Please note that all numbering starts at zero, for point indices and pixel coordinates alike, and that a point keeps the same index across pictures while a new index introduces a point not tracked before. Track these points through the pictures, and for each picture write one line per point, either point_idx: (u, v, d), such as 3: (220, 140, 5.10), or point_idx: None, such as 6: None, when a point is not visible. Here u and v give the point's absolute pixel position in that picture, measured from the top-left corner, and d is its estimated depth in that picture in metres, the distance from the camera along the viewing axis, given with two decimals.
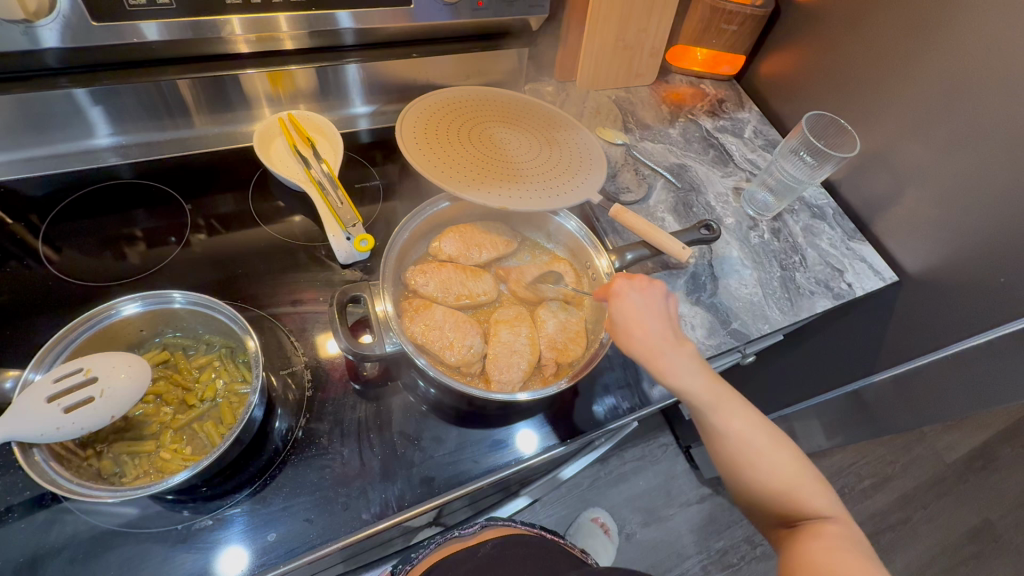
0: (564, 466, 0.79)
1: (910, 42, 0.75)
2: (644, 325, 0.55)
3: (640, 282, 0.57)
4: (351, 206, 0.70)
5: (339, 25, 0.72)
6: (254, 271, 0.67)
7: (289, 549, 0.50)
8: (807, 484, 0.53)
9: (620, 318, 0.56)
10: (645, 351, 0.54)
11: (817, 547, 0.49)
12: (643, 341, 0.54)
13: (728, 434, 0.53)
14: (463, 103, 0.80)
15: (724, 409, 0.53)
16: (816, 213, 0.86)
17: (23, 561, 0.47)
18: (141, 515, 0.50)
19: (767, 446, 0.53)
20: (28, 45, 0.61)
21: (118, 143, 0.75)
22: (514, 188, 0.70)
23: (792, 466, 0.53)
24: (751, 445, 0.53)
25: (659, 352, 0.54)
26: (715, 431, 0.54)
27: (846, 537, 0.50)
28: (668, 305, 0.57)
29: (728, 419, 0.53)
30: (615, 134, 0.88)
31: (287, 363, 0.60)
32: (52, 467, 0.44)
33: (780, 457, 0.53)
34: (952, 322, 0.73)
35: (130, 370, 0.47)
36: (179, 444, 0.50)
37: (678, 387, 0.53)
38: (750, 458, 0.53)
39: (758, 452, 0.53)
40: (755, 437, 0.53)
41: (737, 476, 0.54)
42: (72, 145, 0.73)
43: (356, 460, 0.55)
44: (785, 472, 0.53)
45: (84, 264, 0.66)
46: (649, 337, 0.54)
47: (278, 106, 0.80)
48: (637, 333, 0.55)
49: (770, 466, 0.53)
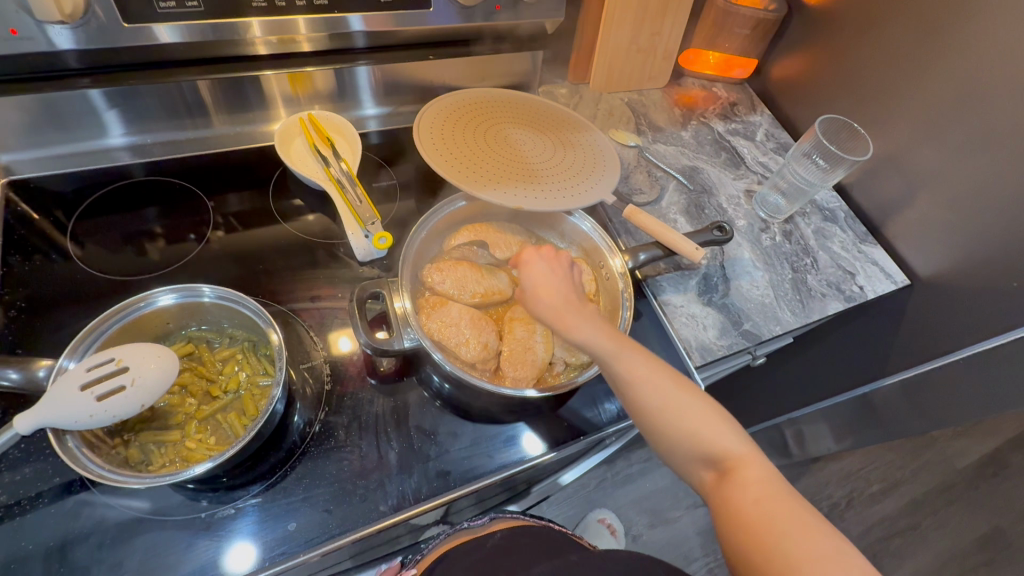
0: (564, 471, 0.79)
1: (924, 46, 0.75)
2: (548, 288, 0.54)
3: (548, 252, 0.57)
4: (369, 204, 0.71)
5: (351, 28, 0.73)
6: (273, 267, 0.69)
7: (308, 539, 0.51)
8: (715, 425, 0.51)
9: (530, 282, 0.55)
10: (554, 313, 0.54)
11: (741, 494, 0.48)
12: (549, 302, 0.54)
13: (634, 384, 0.51)
14: (480, 103, 0.81)
15: (626, 359, 0.51)
16: (827, 216, 0.87)
17: (52, 545, 0.48)
18: (166, 503, 0.51)
19: (674, 394, 0.51)
20: (45, 47, 0.62)
21: (131, 143, 0.77)
22: (530, 189, 0.71)
23: (704, 413, 0.51)
24: (659, 393, 0.51)
25: (566, 313, 0.53)
26: (621, 381, 0.51)
27: (763, 476, 0.48)
28: (574, 273, 0.57)
29: (634, 368, 0.52)
30: (627, 136, 0.89)
31: (307, 358, 0.61)
32: (84, 453, 0.46)
33: (691, 403, 0.51)
34: (964, 326, 0.74)
35: (158, 360, 0.48)
36: (204, 434, 0.51)
37: (583, 342, 0.52)
38: (661, 407, 0.51)
39: (667, 401, 0.51)
40: (659, 385, 0.51)
41: (647, 425, 0.52)
42: (87, 144, 0.74)
43: (373, 453, 0.56)
44: (696, 418, 0.51)
45: (108, 259, 0.68)
46: (555, 299, 0.54)
47: (296, 106, 0.82)
48: (543, 295, 0.54)
49: (682, 413, 0.51)
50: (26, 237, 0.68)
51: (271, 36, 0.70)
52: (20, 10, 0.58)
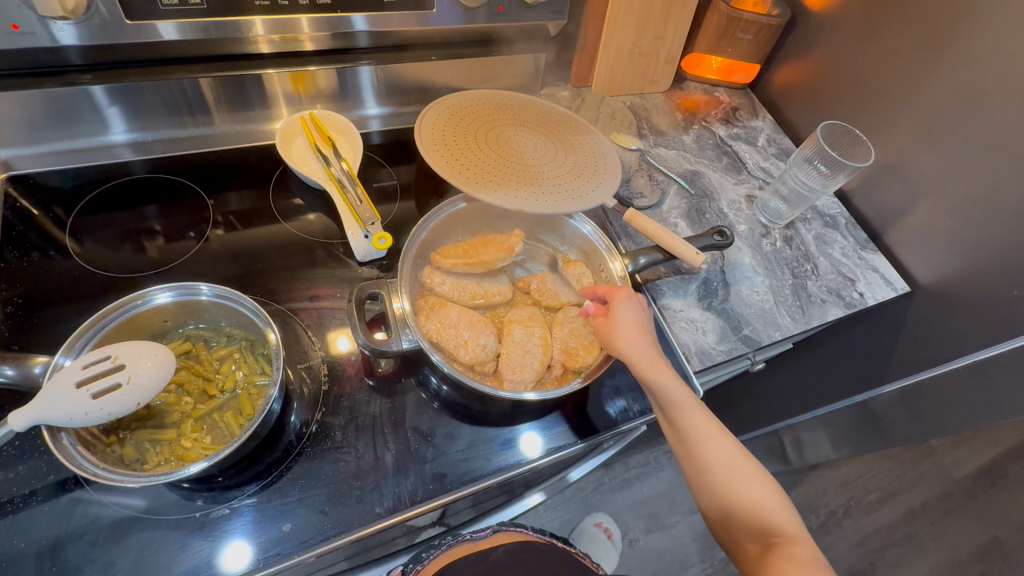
0: (572, 470, 0.79)
1: (926, 54, 0.75)
2: (641, 332, 0.59)
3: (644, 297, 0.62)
4: (369, 204, 0.71)
5: (355, 28, 0.73)
6: (272, 266, 0.69)
7: (304, 540, 0.51)
8: (771, 497, 0.53)
9: (620, 320, 0.59)
10: (641, 356, 0.57)
11: (788, 565, 0.47)
12: (638, 343, 0.58)
13: (702, 437, 0.55)
14: (483, 105, 0.81)
15: (695, 410, 0.55)
16: (828, 221, 0.86)
17: (46, 544, 0.48)
18: (161, 502, 0.51)
19: (737, 457, 0.54)
20: (47, 42, 0.62)
21: (133, 139, 0.77)
22: (532, 191, 0.71)
23: (763, 484, 0.53)
24: (724, 452, 0.54)
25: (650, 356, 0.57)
26: (688, 431, 0.55)
27: (814, 556, 0.48)
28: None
29: (700, 422, 0.55)
30: (629, 140, 0.89)
31: (304, 358, 0.61)
32: (78, 451, 0.45)
33: (750, 470, 0.54)
34: (964, 334, 0.73)
35: (155, 359, 0.48)
36: (200, 433, 0.51)
37: (660, 385, 0.56)
38: (723, 466, 0.54)
39: (731, 461, 0.54)
40: (723, 445, 0.55)
41: (704, 481, 0.55)
42: (87, 141, 0.74)
43: (370, 454, 0.56)
44: (753, 486, 0.53)
45: (105, 256, 0.68)
46: (642, 343, 0.58)
47: (298, 105, 0.82)
48: (632, 336, 0.58)
49: (742, 476, 0.53)
50: (25, 232, 0.68)
51: (273, 35, 0.70)
52: (23, 6, 0.58)
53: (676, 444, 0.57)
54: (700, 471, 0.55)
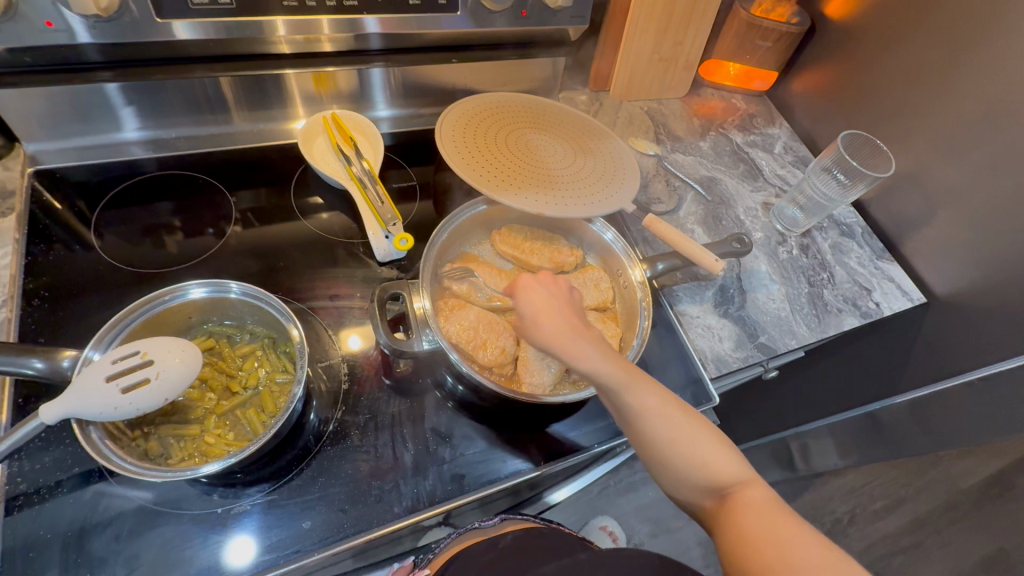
0: (551, 492, 0.80)
1: (948, 64, 0.75)
2: (552, 314, 0.52)
3: (546, 275, 0.55)
4: (390, 205, 0.71)
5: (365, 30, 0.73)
6: (292, 265, 0.69)
7: (323, 538, 0.51)
8: (715, 449, 0.49)
9: (525, 309, 0.52)
10: (563, 339, 0.50)
11: (744, 514, 0.45)
12: (554, 328, 0.51)
13: (647, 414, 0.49)
14: (500, 108, 0.81)
15: (638, 389, 0.49)
16: (845, 231, 0.86)
17: (70, 535, 0.48)
18: (183, 497, 0.51)
19: (681, 422, 0.50)
20: (65, 41, 0.63)
21: (145, 137, 0.77)
22: (550, 194, 0.72)
23: (711, 442, 0.50)
24: (669, 422, 0.49)
25: (568, 339, 0.50)
26: (632, 413, 0.50)
27: (766, 497, 0.46)
28: (572, 294, 0.55)
29: (643, 398, 0.49)
30: (647, 145, 0.89)
31: (325, 356, 0.62)
32: (106, 445, 0.46)
33: (694, 430, 0.50)
34: (981, 347, 0.73)
35: (182, 355, 0.48)
36: (223, 429, 0.51)
37: (591, 372, 0.49)
38: (665, 436, 0.49)
39: (675, 426, 0.49)
40: (668, 415, 0.49)
41: (654, 455, 0.50)
42: (101, 137, 0.75)
43: (390, 453, 0.56)
44: (702, 447, 0.49)
45: (126, 250, 0.69)
46: (558, 324, 0.51)
47: (319, 104, 0.82)
48: (545, 322, 0.51)
49: (689, 441, 0.49)
50: (49, 225, 0.69)
51: (293, 35, 0.70)
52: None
53: (621, 424, 0.52)
54: (646, 445, 0.50)
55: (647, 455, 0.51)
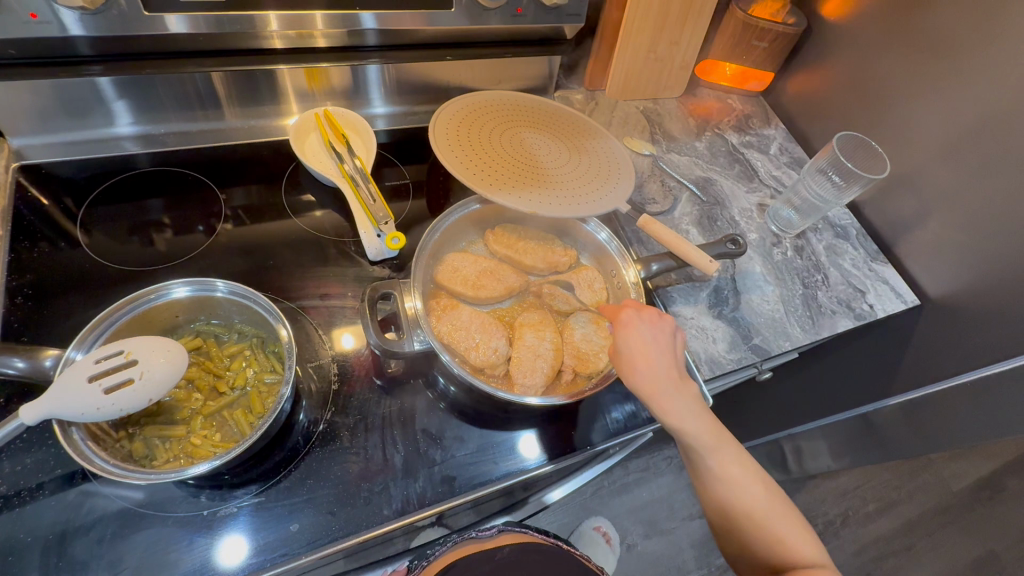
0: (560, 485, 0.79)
1: (943, 66, 0.75)
2: (649, 359, 0.52)
3: (651, 314, 0.54)
4: (383, 203, 0.70)
5: (363, 25, 0.72)
6: (283, 263, 0.68)
7: (311, 541, 0.51)
8: (792, 529, 0.52)
9: (623, 349, 0.53)
10: (655, 388, 0.51)
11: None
12: (648, 375, 0.51)
13: (728, 481, 0.52)
14: (494, 108, 0.80)
15: (722, 455, 0.51)
16: (839, 232, 0.86)
17: (52, 538, 0.47)
18: (168, 499, 0.50)
19: (760, 493, 0.52)
20: (57, 32, 0.61)
21: (138, 132, 0.76)
22: (544, 194, 0.71)
23: (787, 517, 0.52)
24: (750, 495, 0.52)
25: (662, 391, 0.51)
26: (712, 475, 0.52)
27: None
28: (675, 340, 0.54)
29: (724, 464, 0.52)
30: (642, 145, 0.88)
31: (315, 356, 0.61)
32: (88, 446, 0.45)
33: (773, 504, 0.52)
34: (974, 349, 0.73)
35: (168, 355, 0.47)
36: (209, 430, 0.51)
37: (681, 429, 0.51)
38: (749, 504, 0.52)
39: (754, 494, 0.52)
40: (751, 489, 0.52)
41: (730, 523, 0.53)
42: (89, 132, 0.73)
43: (379, 455, 0.56)
44: (781, 522, 0.52)
45: (113, 247, 0.67)
46: (652, 372, 0.51)
47: (312, 101, 0.81)
48: (641, 367, 0.52)
49: (767, 513, 0.52)
50: (34, 223, 0.68)
51: (286, 30, 0.69)
52: None
53: (695, 480, 0.55)
54: (723, 511, 0.53)
55: (720, 520, 0.54)
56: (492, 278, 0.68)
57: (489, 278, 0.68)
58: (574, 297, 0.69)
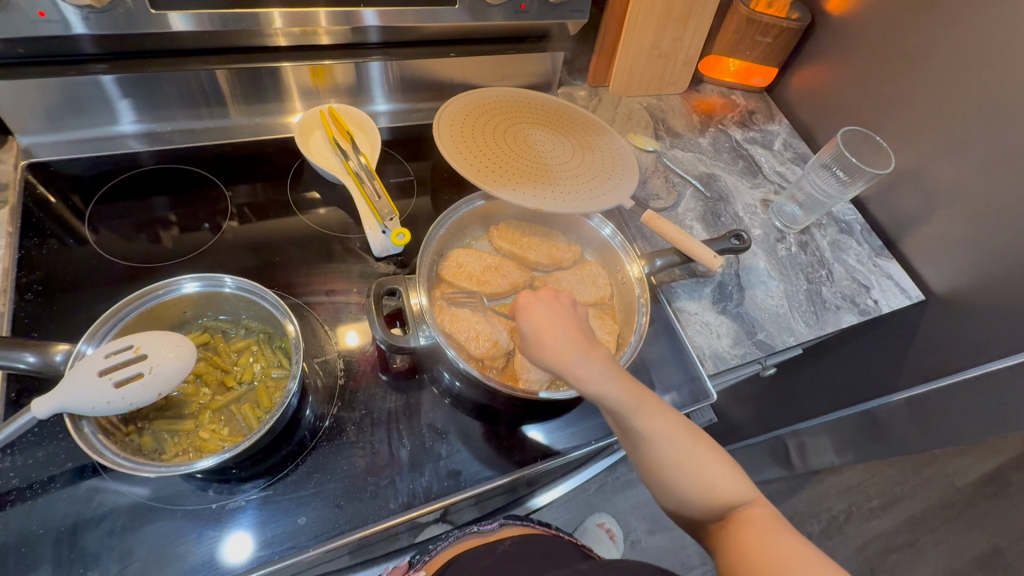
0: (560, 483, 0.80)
1: (948, 60, 0.74)
2: (555, 332, 0.49)
3: (546, 292, 0.52)
4: (387, 199, 0.71)
5: (365, 23, 0.73)
6: (288, 260, 0.68)
7: (318, 534, 0.51)
8: (724, 474, 0.49)
9: (526, 330, 0.50)
10: (568, 359, 0.48)
11: (748, 533, 0.45)
12: (557, 347, 0.48)
13: (657, 440, 0.48)
14: (498, 103, 0.81)
15: (645, 413, 0.48)
16: (844, 228, 0.86)
17: (63, 531, 0.48)
18: (177, 493, 0.51)
19: (689, 446, 0.49)
20: (62, 32, 0.62)
21: (141, 130, 0.76)
22: (547, 189, 0.71)
23: (719, 464, 0.49)
24: (678, 448, 0.49)
25: (573, 357, 0.48)
26: (642, 438, 0.49)
27: (770, 519, 0.47)
28: (578, 312, 0.52)
29: (651, 423, 0.49)
30: (646, 141, 0.88)
31: (321, 352, 0.61)
32: (98, 440, 0.45)
33: (704, 456, 0.49)
34: (980, 344, 0.73)
35: (176, 349, 0.48)
36: (218, 424, 0.51)
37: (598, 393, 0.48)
38: (677, 459, 0.48)
39: (682, 446, 0.49)
40: (679, 443, 0.49)
41: (663, 483, 0.49)
42: (94, 131, 0.74)
43: (386, 449, 0.56)
44: (711, 471, 0.49)
45: (121, 245, 0.68)
46: (561, 343, 0.48)
47: (316, 99, 0.82)
48: (549, 342, 0.49)
49: (696, 465, 0.49)
50: (42, 220, 0.68)
51: (290, 28, 0.70)
52: None
53: (628, 448, 0.51)
54: (655, 472, 0.49)
55: (654, 481, 0.50)
56: (497, 274, 0.68)
57: (493, 273, 0.68)
58: (580, 293, 0.70)
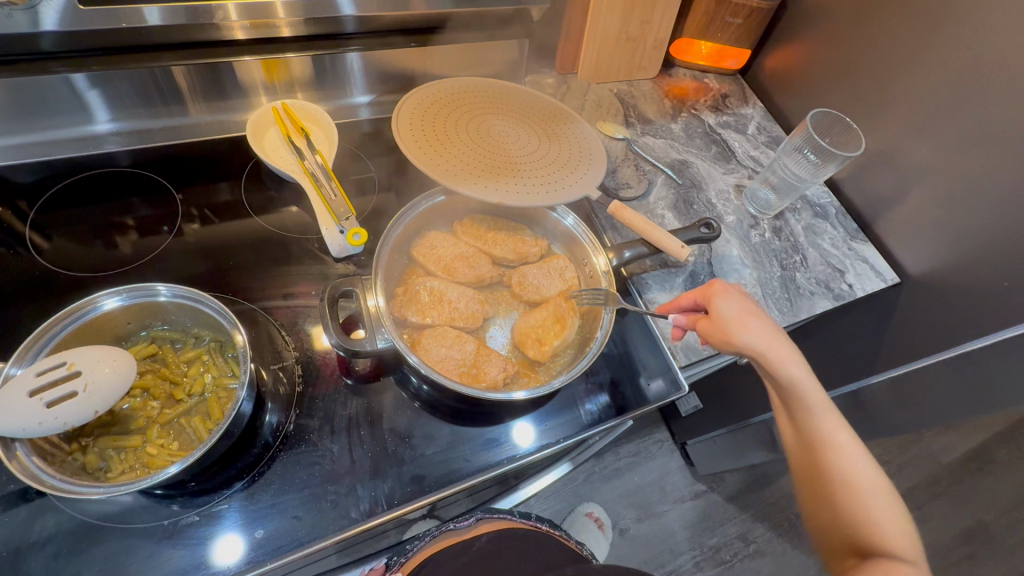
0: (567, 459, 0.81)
1: (923, 36, 0.72)
2: (757, 318, 0.52)
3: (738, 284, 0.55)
4: (345, 198, 0.68)
5: (339, 12, 0.72)
6: (245, 263, 0.66)
7: (278, 546, 0.50)
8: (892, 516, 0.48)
9: (725, 313, 0.52)
10: (769, 343, 0.50)
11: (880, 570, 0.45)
12: (760, 331, 0.50)
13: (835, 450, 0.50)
14: (453, 98, 0.77)
15: (828, 420, 0.50)
16: (818, 212, 0.85)
17: (6, 555, 0.46)
18: (126, 510, 0.49)
19: (862, 462, 0.50)
20: (28, 27, 0.60)
21: (117, 129, 0.73)
22: (512, 181, 0.69)
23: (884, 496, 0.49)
24: (851, 464, 0.50)
25: (775, 348, 0.50)
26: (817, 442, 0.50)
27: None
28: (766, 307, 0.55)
29: (834, 430, 0.50)
30: (616, 129, 0.86)
31: (278, 358, 0.59)
32: (34, 462, 0.43)
33: (877, 479, 0.49)
34: (952, 326, 0.72)
35: (114, 365, 0.46)
36: (166, 439, 0.50)
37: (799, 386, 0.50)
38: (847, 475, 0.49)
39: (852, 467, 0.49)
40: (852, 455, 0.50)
41: (820, 490, 0.51)
42: (59, 133, 0.71)
43: (346, 457, 0.55)
44: (878, 500, 0.49)
45: (75, 252, 0.66)
46: (764, 329, 0.51)
47: (274, 95, 0.79)
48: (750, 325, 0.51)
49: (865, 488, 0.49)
50: None
51: (246, 20, 0.69)
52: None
53: (802, 454, 0.52)
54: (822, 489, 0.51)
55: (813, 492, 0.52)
56: (442, 304, 0.64)
57: (439, 304, 0.64)
58: (551, 287, 0.68)
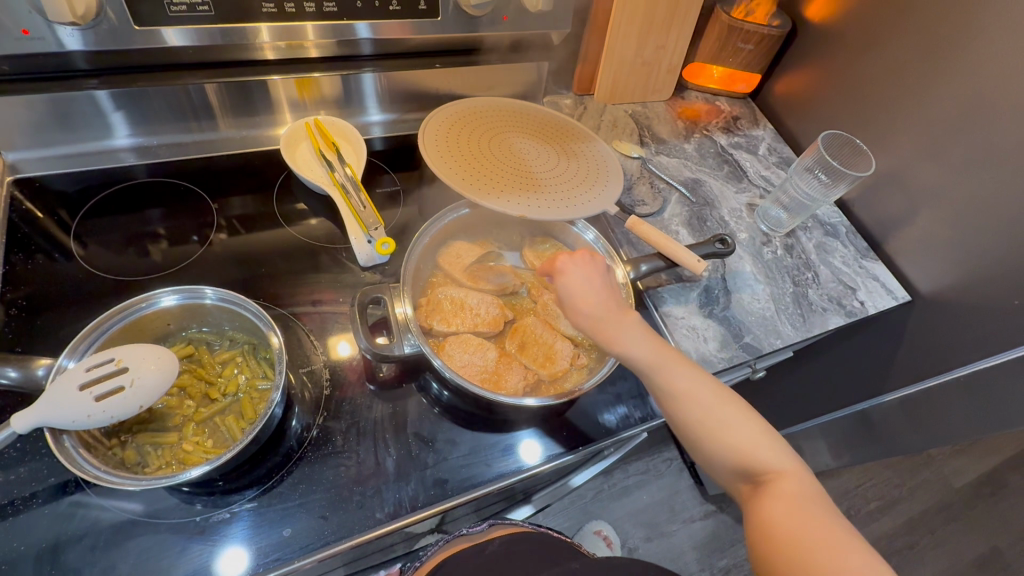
0: (575, 474, 0.82)
1: (929, 63, 0.75)
2: (591, 299, 0.57)
3: (583, 257, 0.59)
4: (373, 209, 0.71)
5: (357, 36, 0.74)
6: (276, 270, 0.69)
7: (304, 545, 0.51)
8: (758, 438, 0.52)
9: (564, 293, 0.58)
10: (597, 322, 0.57)
11: (772, 507, 0.49)
12: (590, 314, 0.57)
13: (681, 400, 0.54)
14: (476, 118, 0.81)
15: (664, 373, 0.55)
16: (829, 231, 0.87)
17: (45, 547, 0.48)
18: (161, 506, 0.51)
19: (709, 402, 0.53)
20: (54, 49, 0.63)
21: (137, 143, 0.77)
22: (534, 196, 0.72)
23: (745, 422, 0.53)
24: (701, 406, 0.53)
25: (601, 323, 0.57)
26: (666, 397, 0.54)
27: (801, 492, 0.49)
28: (609, 277, 0.60)
29: (670, 379, 0.54)
30: (631, 148, 0.89)
31: (307, 362, 0.61)
32: (80, 453, 0.45)
33: (730, 412, 0.53)
34: (963, 343, 0.73)
35: (159, 362, 0.48)
36: (201, 436, 0.51)
37: (622, 354, 0.56)
38: (700, 416, 0.53)
39: (704, 411, 0.53)
40: (699, 394, 0.54)
41: (693, 440, 0.55)
42: (102, 145, 0.75)
43: (371, 458, 0.56)
44: (745, 431, 0.53)
45: (110, 258, 0.68)
46: (595, 311, 0.57)
47: (303, 111, 0.82)
48: (583, 308, 0.57)
49: (721, 422, 0.53)
50: (31, 236, 0.69)
51: (279, 42, 0.71)
52: (35, 11, 0.59)
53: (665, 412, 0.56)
54: (693, 439, 0.54)
55: (688, 443, 0.55)
56: (464, 311, 0.65)
57: (461, 311, 0.65)
58: (568, 322, 0.68)
